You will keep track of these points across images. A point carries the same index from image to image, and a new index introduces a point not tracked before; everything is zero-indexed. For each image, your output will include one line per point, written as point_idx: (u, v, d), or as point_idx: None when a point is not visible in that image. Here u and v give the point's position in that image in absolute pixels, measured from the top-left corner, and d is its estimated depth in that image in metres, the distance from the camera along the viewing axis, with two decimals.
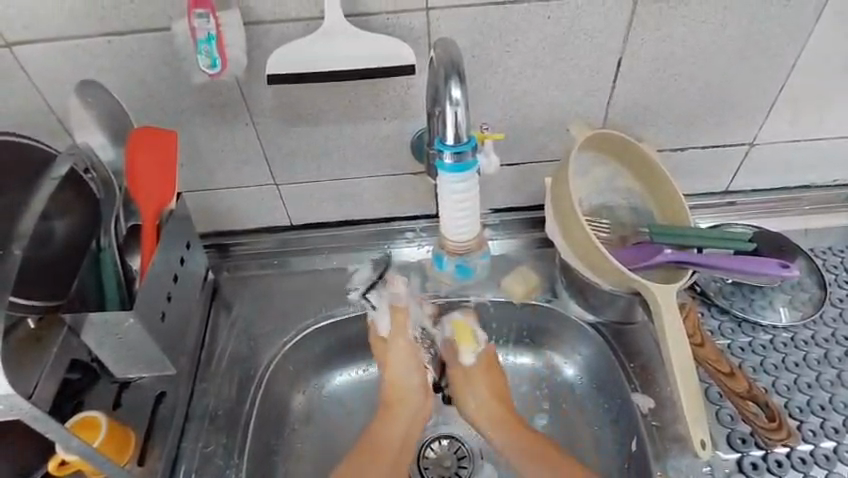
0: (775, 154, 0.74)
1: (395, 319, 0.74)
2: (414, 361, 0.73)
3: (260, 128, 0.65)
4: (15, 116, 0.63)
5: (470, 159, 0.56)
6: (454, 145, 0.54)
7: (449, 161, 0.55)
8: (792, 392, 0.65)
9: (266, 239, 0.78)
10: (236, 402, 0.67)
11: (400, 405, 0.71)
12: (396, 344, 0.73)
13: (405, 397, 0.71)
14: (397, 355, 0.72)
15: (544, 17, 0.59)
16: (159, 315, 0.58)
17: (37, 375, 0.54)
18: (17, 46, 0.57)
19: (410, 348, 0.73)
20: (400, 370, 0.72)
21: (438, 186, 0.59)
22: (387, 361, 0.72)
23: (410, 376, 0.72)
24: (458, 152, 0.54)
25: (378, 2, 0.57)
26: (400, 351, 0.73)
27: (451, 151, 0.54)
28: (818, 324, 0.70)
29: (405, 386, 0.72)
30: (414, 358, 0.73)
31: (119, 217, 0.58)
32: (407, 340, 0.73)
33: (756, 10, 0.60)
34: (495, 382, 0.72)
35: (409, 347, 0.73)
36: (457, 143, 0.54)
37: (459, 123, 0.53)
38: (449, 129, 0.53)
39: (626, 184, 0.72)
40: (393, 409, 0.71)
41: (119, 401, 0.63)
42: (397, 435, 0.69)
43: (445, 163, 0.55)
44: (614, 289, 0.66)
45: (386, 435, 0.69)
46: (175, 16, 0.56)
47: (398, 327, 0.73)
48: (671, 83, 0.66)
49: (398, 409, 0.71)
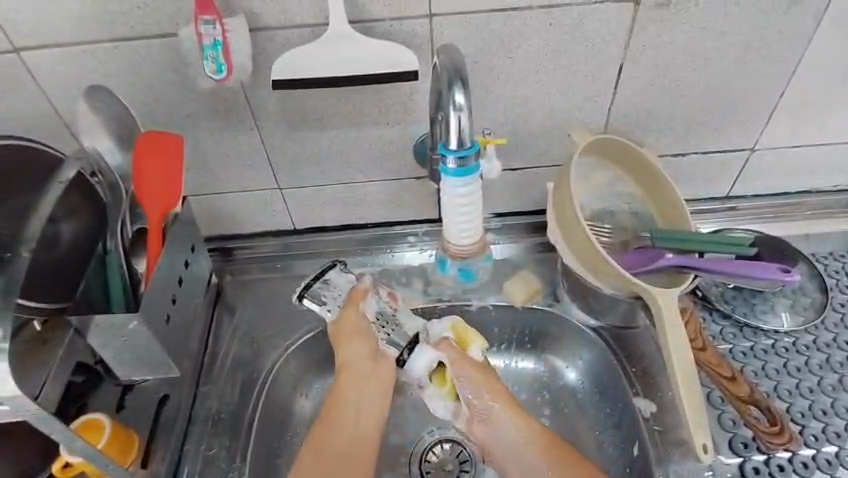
0: (776, 159, 0.75)
1: (351, 302, 0.68)
2: (371, 344, 0.67)
3: (265, 132, 0.66)
4: (22, 120, 0.63)
5: (474, 164, 0.56)
6: (458, 149, 0.54)
7: (452, 165, 0.55)
8: (794, 397, 0.65)
9: (270, 243, 0.78)
10: (239, 404, 0.68)
11: (357, 392, 0.65)
12: (347, 329, 0.67)
13: (362, 384, 0.65)
14: (351, 338, 0.67)
15: (547, 23, 0.60)
16: (165, 317, 0.58)
17: (45, 374, 0.54)
18: (25, 50, 0.57)
19: (368, 332, 0.67)
20: (359, 356, 0.66)
21: (442, 193, 0.59)
22: (342, 344, 0.67)
23: (366, 360, 0.66)
24: (462, 156, 0.55)
25: (382, 9, 0.57)
26: (358, 334, 0.67)
27: (455, 156, 0.55)
28: (820, 328, 0.70)
29: (363, 372, 0.66)
30: (372, 341, 0.67)
31: (126, 219, 0.59)
32: (362, 323, 0.67)
33: (756, 17, 0.61)
34: (486, 381, 0.65)
35: (367, 331, 0.67)
36: (461, 148, 0.54)
37: (463, 128, 0.53)
38: (452, 135, 0.53)
39: (628, 188, 0.73)
40: (347, 396, 0.65)
41: (123, 403, 0.63)
42: (349, 427, 0.63)
43: (448, 168, 0.56)
44: (615, 292, 0.67)
45: (342, 425, 0.63)
46: (182, 22, 0.56)
47: (353, 311, 0.67)
48: (673, 88, 0.66)
49: (355, 395, 0.65)
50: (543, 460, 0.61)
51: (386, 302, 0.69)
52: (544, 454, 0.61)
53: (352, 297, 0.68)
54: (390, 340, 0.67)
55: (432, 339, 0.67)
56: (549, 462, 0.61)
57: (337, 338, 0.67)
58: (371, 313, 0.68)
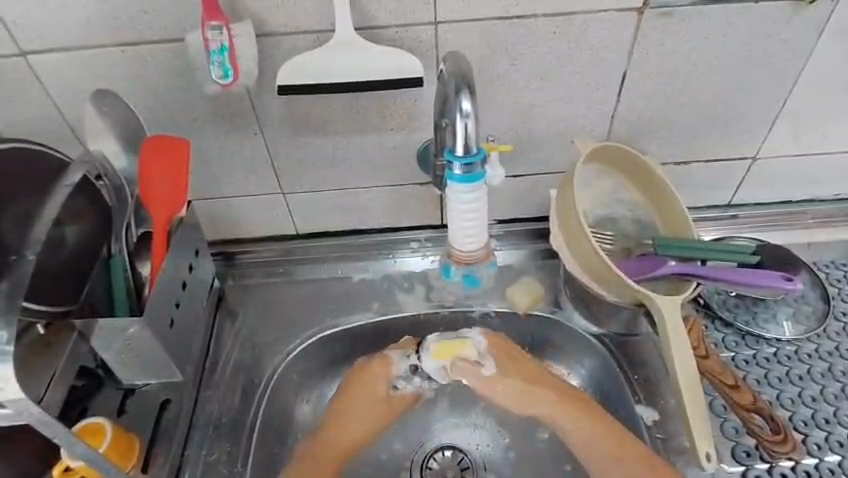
0: (778, 168, 0.75)
1: (379, 364, 0.73)
2: (382, 407, 0.72)
3: (269, 137, 0.66)
4: (27, 125, 0.63)
5: (480, 171, 0.55)
6: (464, 155, 0.54)
7: (458, 171, 0.55)
8: (796, 405, 0.65)
9: (272, 248, 0.78)
10: (242, 410, 0.68)
11: (357, 429, 0.71)
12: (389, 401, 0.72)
13: (363, 431, 0.71)
14: (377, 409, 0.72)
15: (551, 32, 0.60)
16: (168, 321, 0.58)
17: (49, 373, 0.53)
18: (32, 55, 0.58)
19: (383, 401, 0.72)
20: (365, 413, 0.72)
21: (447, 203, 0.58)
22: (367, 398, 0.72)
23: (371, 420, 0.71)
24: (468, 163, 0.54)
25: (388, 16, 0.58)
26: (376, 394, 0.72)
27: (461, 162, 0.54)
28: (822, 337, 0.71)
29: (361, 424, 0.71)
30: (384, 407, 0.72)
31: (130, 223, 0.58)
32: (394, 412, 0.72)
33: (759, 28, 0.62)
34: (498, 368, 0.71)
35: (383, 399, 0.72)
36: (467, 154, 0.54)
37: (469, 134, 0.53)
38: (459, 141, 0.53)
39: (630, 196, 0.73)
40: (349, 422, 0.71)
41: (124, 407, 0.63)
42: (346, 440, 0.70)
43: (455, 174, 0.55)
44: (619, 300, 0.67)
45: (341, 438, 0.70)
46: (189, 27, 0.57)
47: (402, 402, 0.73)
48: (676, 96, 0.67)
49: (355, 431, 0.71)
50: (596, 446, 0.66)
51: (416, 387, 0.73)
52: (597, 439, 0.66)
53: (380, 360, 0.73)
54: (413, 438, 0.72)
55: (428, 446, 0.72)
56: (601, 443, 0.66)
57: (363, 387, 0.73)
58: (395, 387, 0.73)
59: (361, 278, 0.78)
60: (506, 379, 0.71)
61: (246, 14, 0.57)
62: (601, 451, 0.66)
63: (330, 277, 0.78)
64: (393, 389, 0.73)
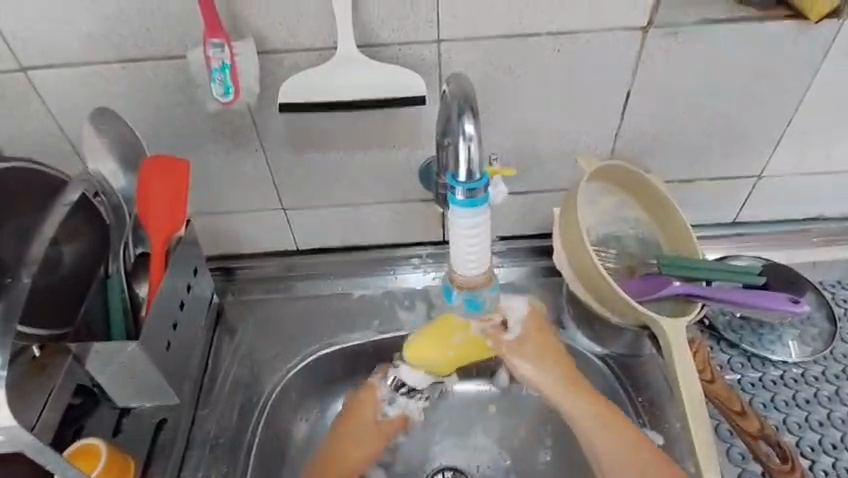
0: (784, 186, 0.74)
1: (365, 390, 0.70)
2: (375, 435, 0.69)
3: (270, 154, 0.66)
4: (26, 139, 0.63)
5: (483, 196, 0.54)
6: (467, 181, 0.52)
7: (461, 196, 0.53)
8: (803, 430, 0.64)
9: (272, 263, 0.78)
10: (239, 429, 0.67)
11: (362, 459, 0.68)
12: (378, 427, 0.69)
13: (364, 460, 0.68)
14: (370, 439, 0.68)
15: (555, 50, 0.60)
16: (164, 344, 0.57)
17: (42, 400, 0.51)
18: (33, 70, 0.57)
19: (375, 428, 0.69)
20: (363, 443, 0.68)
21: (450, 227, 0.57)
22: (364, 427, 0.68)
23: (367, 449, 0.68)
24: (471, 188, 0.53)
25: (391, 34, 0.57)
26: (366, 422, 0.69)
27: (463, 187, 0.53)
28: (829, 359, 0.70)
29: (360, 455, 0.68)
30: (376, 435, 0.69)
31: (128, 242, 0.58)
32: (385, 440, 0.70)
33: (765, 47, 0.61)
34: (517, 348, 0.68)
35: (374, 427, 0.69)
36: (470, 179, 0.52)
37: (472, 158, 0.51)
38: (461, 166, 0.51)
39: (634, 214, 0.72)
40: (353, 453, 0.67)
41: (120, 426, 0.62)
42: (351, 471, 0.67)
43: (457, 199, 0.54)
44: (623, 323, 0.66)
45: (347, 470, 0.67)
46: (191, 44, 0.56)
47: (391, 424, 0.70)
48: (681, 114, 0.66)
49: (359, 461, 0.68)
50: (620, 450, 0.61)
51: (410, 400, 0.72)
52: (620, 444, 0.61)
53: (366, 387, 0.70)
54: (411, 459, 0.72)
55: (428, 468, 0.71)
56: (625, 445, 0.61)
57: (358, 417, 0.69)
58: (382, 413, 0.70)
59: (361, 294, 0.77)
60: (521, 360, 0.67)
61: (248, 31, 0.56)
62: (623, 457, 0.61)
63: (330, 293, 0.77)
64: (380, 415, 0.70)
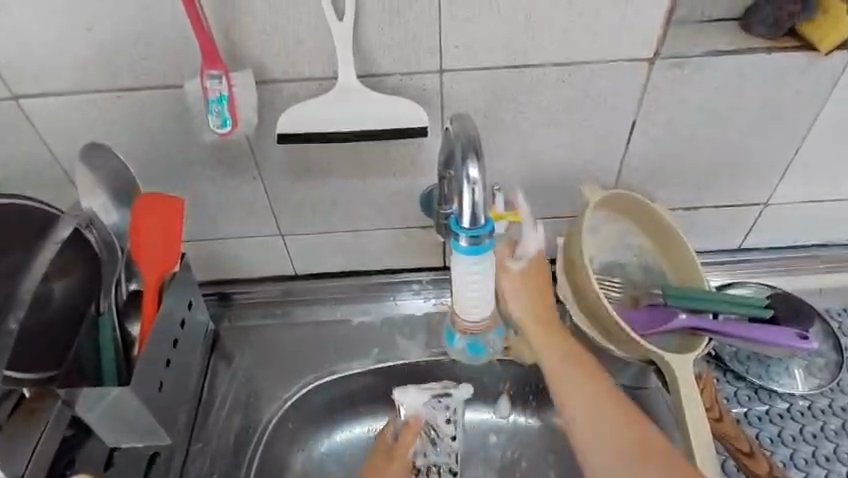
0: (790, 214, 0.73)
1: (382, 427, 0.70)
2: (391, 458, 0.66)
3: (268, 181, 0.64)
4: (18, 166, 0.62)
5: (488, 242, 0.52)
6: (470, 227, 0.50)
7: (464, 244, 0.51)
8: (809, 466, 0.63)
9: (270, 289, 0.76)
10: (235, 460, 0.65)
11: None
12: (394, 452, 0.67)
13: None
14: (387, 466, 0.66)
15: (560, 80, 0.58)
16: (157, 384, 0.56)
17: (25, 452, 0.49)
18: (25, 98, 0.56)
19: (390, 453, 0.67)
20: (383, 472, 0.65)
21: (452, 269, 0.54)
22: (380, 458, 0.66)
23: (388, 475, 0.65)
24: (475, 235, 0.50)
25: (392, 64, 0.56)
26: (382, 451, 0.67)
27: (467, 235, 0.50)
28: (836, 391, 0.68)
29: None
30: (392, 457, 0.66)
31: (120, 278, 0.56)
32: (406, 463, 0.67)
33: (773, 78, 0.60)
34: (511, 286, 0.60)
35: (389, 452, 0.67)
36: (474, 226, 0.50)
37: (476, 204, 0.49)
38: (466, 210, 0.49)
39: (638, 241, 0.71)
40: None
41: (111, 459, 0.57)
42: None
43: (460, 246, 0.51)
44: (628, 357, 0.65)
45: None
46: (188, 74, 0.55)
47: (406, 442, 0.68)
48: (687, 143, 0.65)
49: None
50: (602, 419, 0.54)
51: (426, 439, 0.70)
52: (604, 413, 0.55)
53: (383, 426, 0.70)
54: None
55: None
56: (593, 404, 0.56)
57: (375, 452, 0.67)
58: (394, 436, 0.68)
59: (360, 320, 0.75)
60: (510, 299, 0.60)
61: (247, 61, 0.55)
62: (607, 427, 0.54)
63: (328, 319, 0.76)
64: (390, 439, 0.68)
